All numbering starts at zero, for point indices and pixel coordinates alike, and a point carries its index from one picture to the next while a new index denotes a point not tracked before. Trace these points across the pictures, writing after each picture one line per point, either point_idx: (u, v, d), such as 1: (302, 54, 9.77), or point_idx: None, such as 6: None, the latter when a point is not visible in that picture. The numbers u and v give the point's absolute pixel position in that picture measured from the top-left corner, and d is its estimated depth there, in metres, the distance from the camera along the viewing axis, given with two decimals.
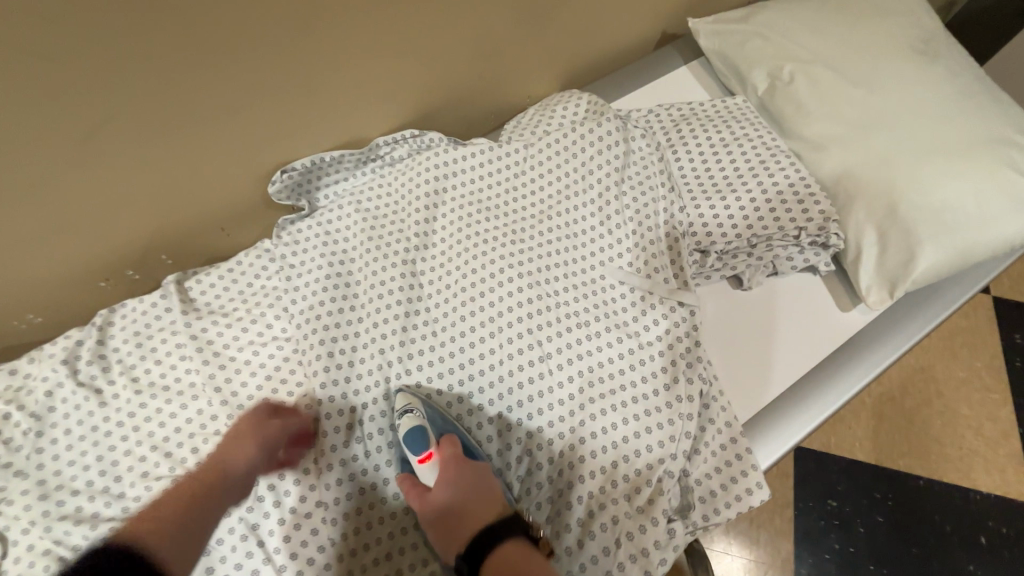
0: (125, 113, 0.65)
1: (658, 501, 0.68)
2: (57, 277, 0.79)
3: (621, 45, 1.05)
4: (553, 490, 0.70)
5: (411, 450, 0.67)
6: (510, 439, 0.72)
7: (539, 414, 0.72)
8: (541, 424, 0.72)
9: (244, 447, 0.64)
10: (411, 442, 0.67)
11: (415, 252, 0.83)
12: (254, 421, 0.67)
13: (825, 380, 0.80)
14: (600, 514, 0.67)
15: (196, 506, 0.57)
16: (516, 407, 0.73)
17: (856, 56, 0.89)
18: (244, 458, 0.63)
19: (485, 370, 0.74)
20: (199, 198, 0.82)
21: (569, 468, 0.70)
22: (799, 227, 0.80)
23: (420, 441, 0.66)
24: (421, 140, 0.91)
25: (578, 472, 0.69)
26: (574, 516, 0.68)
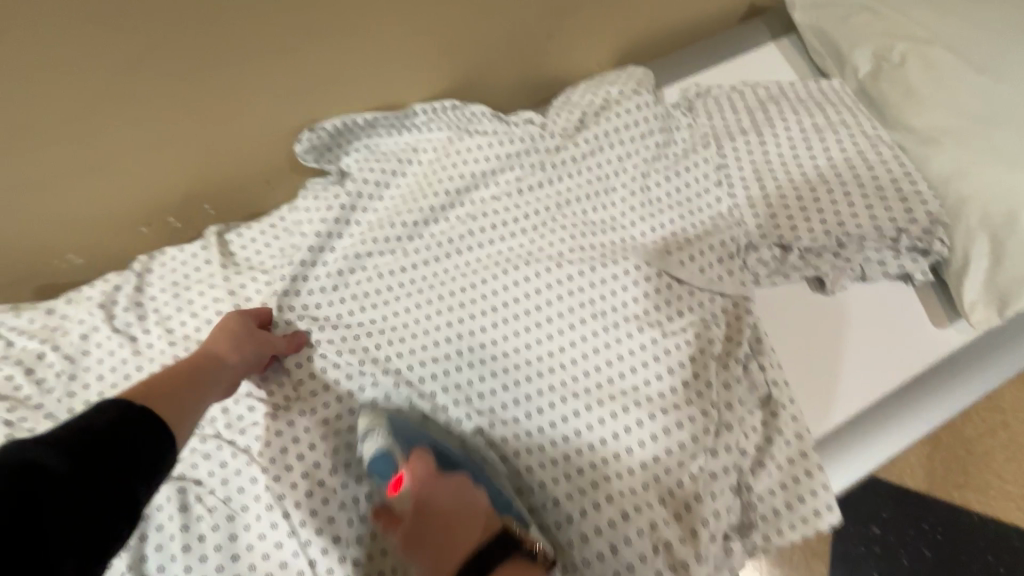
0: (164, 39, 0.61)
1: (699, 509, 0.60)
2: (99, 218, 0.76)
3: (702, 13, 0.95)
4: (572, 487, 0.61)
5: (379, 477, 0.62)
6: (537, 441, 0.64)
7: (543, 424, 0.65)
8: (568, 432, 0.64)
9: (232, 342, 0.65)
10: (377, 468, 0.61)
11: (436, 236, 0.76)
12: (242, 326, 0.67)
13: (905, 404, 0.71)
14: (636, 518, 0.59)
15: (200, 386, 0.59)
16: (516, 421, 0.65)
17: (983, 37, 0.77)
18: (243, 358, 0.65)
19: (492, 375, 0.67)
20: (243, 145, 0.77)
21: (602, 476, 0.61)
22: (899, 228, 0.72)
23: (385, 469, 0.61)
24: (462, 113, 0.81)
25: (611, 470, 0.61)
26: (603, 518, 0.59)
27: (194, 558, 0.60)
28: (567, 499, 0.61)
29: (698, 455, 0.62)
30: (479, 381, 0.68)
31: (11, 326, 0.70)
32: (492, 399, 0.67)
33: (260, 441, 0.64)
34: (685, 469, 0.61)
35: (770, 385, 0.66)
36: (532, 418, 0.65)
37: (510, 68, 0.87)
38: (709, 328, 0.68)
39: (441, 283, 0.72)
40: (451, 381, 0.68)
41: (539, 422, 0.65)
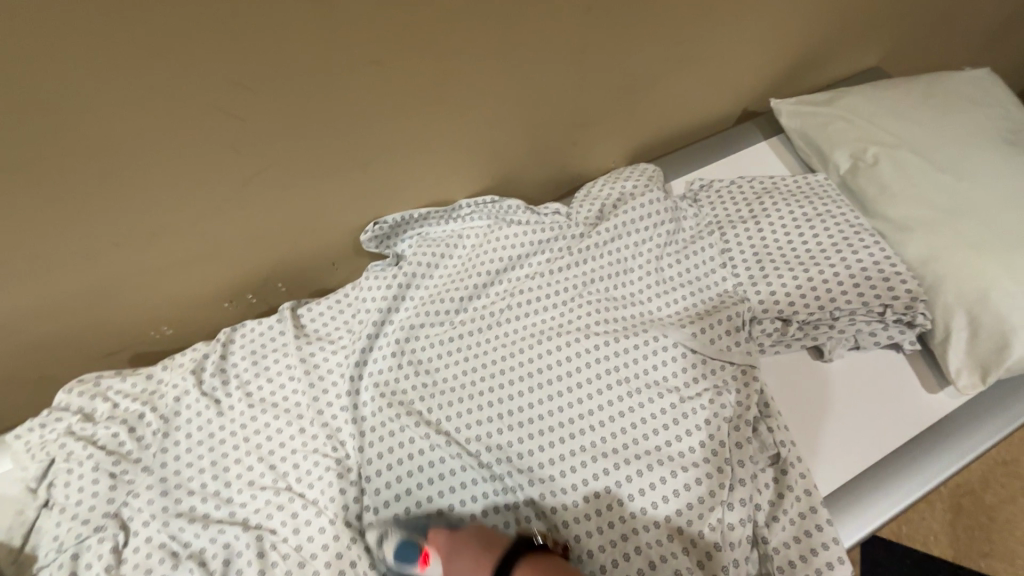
0: (269, 155, 0.76)
1: (719, 556, 0.66)
2: (193, 296, 0.89)
3: (702, 119, 1.12)
4: (604, 540, 0.68)
5: (406, 565, 0.64)
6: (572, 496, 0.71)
7: (577, 481, 0.72)
8: (599, 488, 0.71)
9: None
10: (402, 556, 0.64)
11: (478, 311, 0.88)
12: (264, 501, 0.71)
13: (907, 462, 0.78)
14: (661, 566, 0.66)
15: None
16: (552, 479, 0.73)
17: (943, 144, 0.92)
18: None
19: (531, 436, 0.76)
20: (317, 235, 0.91)
21: (627, 527, 0.69)
22: (884, 304, 0.82)
23: None
24: (501, 206, 0.96)
25: (638, 523, 0.69)
26: (633, 566, 0.67)
27: None
28: (601, 550, 0.68)
29: (716, 507, 0.69)
30: (520, 441, 0.76)
31: (116, 389, 0.81)
32: (530, 458, 0.75)
33: (327, 493, 0.73)
34: (705, 521, 0.68)
35: (780, 445, 0.74)
36: (567, 475, 0.73)
37: (539, 167, 1.02)
38: (722, 394, 0.76)
39: (484, 354, 0.83)
40: (493, 442, 0.77)
41: (571, 481, 0.72)
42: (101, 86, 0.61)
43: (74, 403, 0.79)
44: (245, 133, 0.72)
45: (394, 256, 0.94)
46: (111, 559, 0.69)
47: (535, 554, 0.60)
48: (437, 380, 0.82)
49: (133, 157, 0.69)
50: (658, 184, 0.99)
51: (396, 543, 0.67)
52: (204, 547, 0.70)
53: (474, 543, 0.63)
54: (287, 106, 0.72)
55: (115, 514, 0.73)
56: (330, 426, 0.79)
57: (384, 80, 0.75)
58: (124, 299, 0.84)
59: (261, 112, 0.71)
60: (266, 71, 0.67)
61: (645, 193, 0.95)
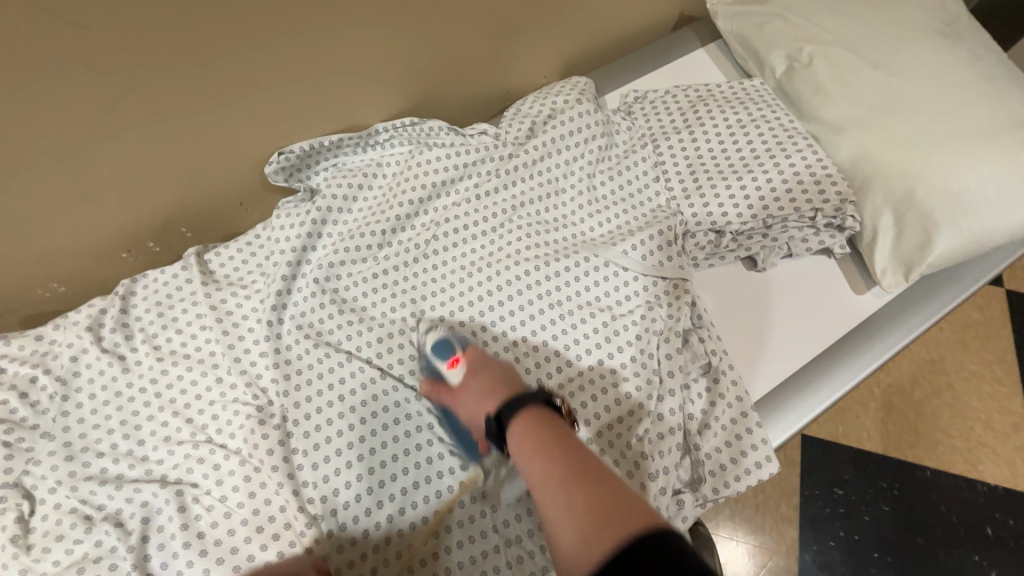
0: (137, 76, 0.66)
1: (646, 466, 0.66)
2: (81, 247, 0.80)
3: (638, 25, 1.04)
4: None
5: (438, 359, 0.67)
6: None
7: None
8: None
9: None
10: (436, 352, 0.68)
11: (402, 243, 0.82)
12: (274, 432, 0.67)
13: (835, 361, 0.79)
14: None
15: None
16: None
17: (878, 39, 0.88)
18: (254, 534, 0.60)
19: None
20: (217, 171, 0.82)
21: None
22: (815, 208, 0.80)
23: (444, 350, 0.67)
24: (421, 128, 0.88)
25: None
26: None
27: (193, 553, 0.63)
28: None
29: (644, 419, 0.69)
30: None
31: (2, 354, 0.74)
32: None
33: (249, 440, 0.69)
34: (636, 433, 0.68)
35: (711, 354, 0.73)
36: None
37: (462, 84, 0.94)
38: (653, 309, 0.75)
39: (413, 288, 0.79)
40: None
41: None
42: None
43: None
44: (94, 48, 0.61)
45: (305, 188, 0.86)
46: (15, 530, 0.64)
47: (537, 417, 0.54)
48: (363, 320, 0.78)
49: None
50: (590, 98, 0.92)
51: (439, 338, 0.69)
52: (120, 508, 0.66)
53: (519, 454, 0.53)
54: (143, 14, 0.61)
55: (16, 484, 0.67)
56: (250, 374, 0.74)
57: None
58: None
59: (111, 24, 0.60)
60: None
61: (575, 107, 0.89)
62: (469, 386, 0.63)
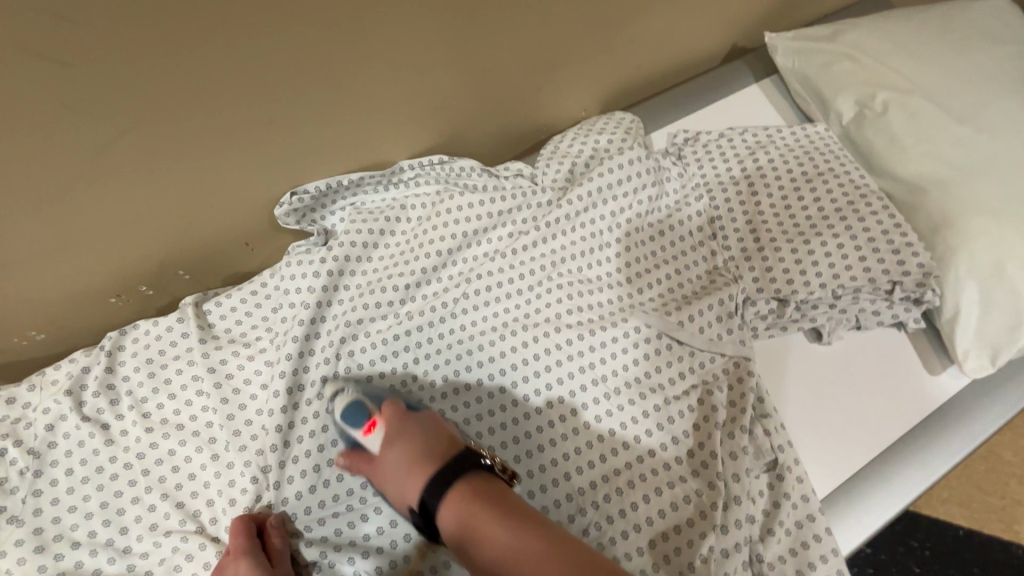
0: (133, 112, 0.57)
1: None
2: (64, 294, 0.71)
3: (687, 58, 0.96)
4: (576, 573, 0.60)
5: (352, 427, 0.62)
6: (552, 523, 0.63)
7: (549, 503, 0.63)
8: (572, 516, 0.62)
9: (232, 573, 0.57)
10: (350, 419, 0.62)
11: (427, 298, 0.73)
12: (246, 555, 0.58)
13: (909, 452, 0.70)
14: None
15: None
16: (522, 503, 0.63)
17: (960, 88, 0.80)
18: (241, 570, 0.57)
19: (496, 451, 0.65)
20: (221, 212, 0.73)
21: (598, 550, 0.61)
22: (893, 281, 0.72)
23: (357, 416, 0.62)
24: (451, 167, 0.79)
25: (620, 552, 0.61)
26: None
27: None
28: None
29: (707, 533, 0.60)
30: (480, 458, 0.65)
31: None
32: None
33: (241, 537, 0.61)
34: (695, 550, 0.60)
35: (778, 450, 0.65)
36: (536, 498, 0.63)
37: (496, 118, 0.85)
38: (712, 393, 0.68)
39: (437, 354, 0.70)
40: None
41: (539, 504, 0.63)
42: None
43: None
44: (85, 81, 0.52)
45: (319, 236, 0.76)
46: None
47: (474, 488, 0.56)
48: (382, 390, 0.69)
49: None
50: (636, 138, 0.84)
51: (351, 400, 0.63)
52: None
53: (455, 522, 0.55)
54: (141, 51, 0.53)
55: None
56: (251, 451, 0.65)
57: (282, 13, 0.56)
58: None
59: (104, 64, 0.52)
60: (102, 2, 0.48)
61: (622, 150, 0.80)
62: (390, 453, 0.59)
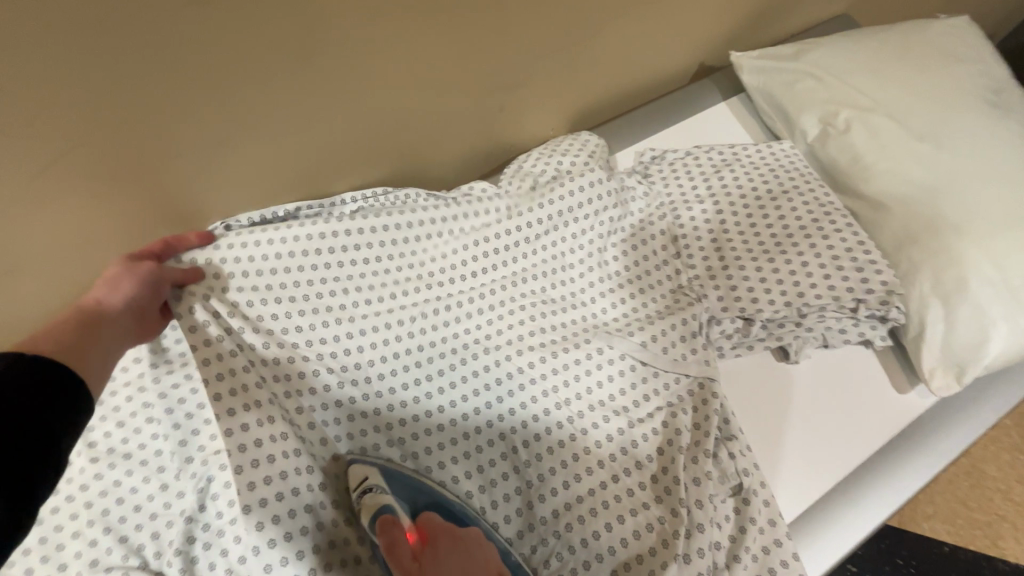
0: (76, 137, 0.56)
1: None
2: (12, 319, 0.69)
3: (654, 77, 0.97)
4: None
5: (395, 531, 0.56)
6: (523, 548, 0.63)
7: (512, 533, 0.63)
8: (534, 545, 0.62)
9: (117, 287, 0.58)
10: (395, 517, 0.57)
11: (374, 317, 0.68)
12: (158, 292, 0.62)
13: (878, 474, 0.69)
14: None
15: (94, 339, 0.55)
16: None
17: (920, 106, 0.80)
18: (123, 291, 0.58)
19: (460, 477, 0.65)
20: (177, 234, 0.72)
21: None
22: (857, 298, 0.72)
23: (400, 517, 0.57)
24: (394, 196, 0.75)
25: None
26: None
27: None
28: None
29: (669, 564, 0.58)
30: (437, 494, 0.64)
31: None
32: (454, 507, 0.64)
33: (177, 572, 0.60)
34: None
35: (743, 474, 0.63)
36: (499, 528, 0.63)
37: (462, 137, 0.85)
38: (677, 416, 0.66)
39: (393, 379, 0.68)
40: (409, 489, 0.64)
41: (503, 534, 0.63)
42: None
43: None
44: (25, 110, 0.51)
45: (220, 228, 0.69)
46: None
47: None
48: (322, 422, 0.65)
49: None
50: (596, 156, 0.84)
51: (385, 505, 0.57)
52: None
53: None
54: (86, 88, 0.52)
55: None
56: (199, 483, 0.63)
57: (230, 38, 0.55)
58: None
59: (47, 103, 0.52)
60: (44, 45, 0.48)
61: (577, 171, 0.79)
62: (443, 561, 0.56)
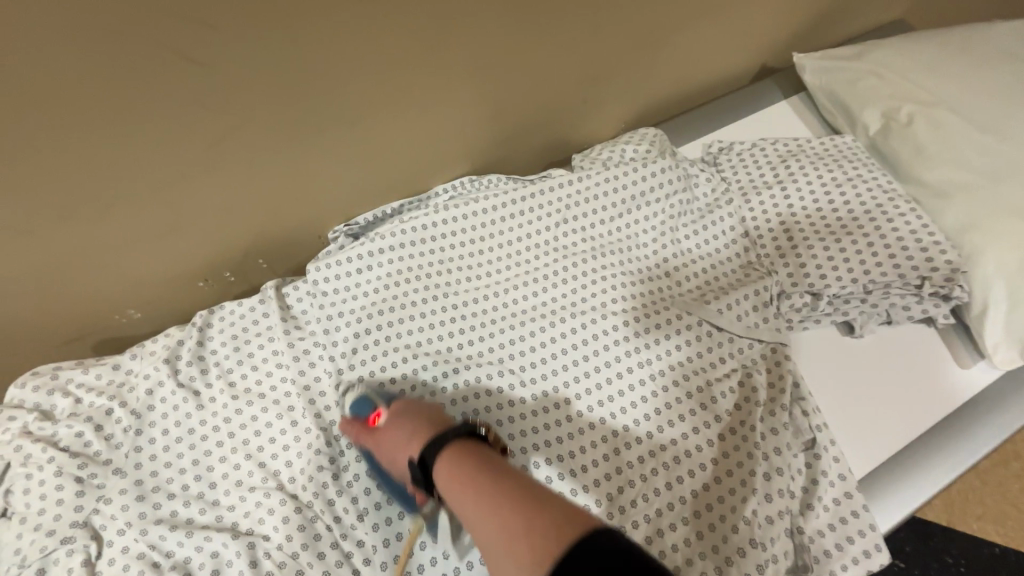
0: (245, 108, 0.65)
1: (754, 554, 0.63)
2: (161, 277, 0.79)
3: (720, 77, 1.04)
4: (632, 540, 0.64)
5: (360, 416, 0.66)
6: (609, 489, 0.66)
7: (599, 476, 0.67)
8: (622, 486, 0.66)
9: None
10: (357, 409, 0.66)
11: (466, 290, 0.79)
12: None
13: (943, 440, 0.74)
14: (695, 567, 0.62)
15: None
16: (562, 479, 0.66)
17: (982, 101, 0.85)
18: None
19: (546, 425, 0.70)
20: (301, 204, 0.81)
21: (647, 519, 0.65)
22: (922, 276, 0.77)
23: (364, 408, 0.66)
24: (480, 184, 0.88)
25: (667, 521, 0.65)
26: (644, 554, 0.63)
27: None
28: None
29: (749, 498, 0.65)
30: (524, 435, 0.69)
31: (78, 383, 0.71)
32: (543, 450, 0.68)
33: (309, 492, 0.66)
34: (738, 514, 0.64)
35: (816, 429, 0.69)
36: (588, 472, 0.67)
37: (545, 127, 0.93)
38: (752, 376, 0.73)
39: (487, 336, 0.76)
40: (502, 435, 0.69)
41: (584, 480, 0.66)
42: (51, 26, 0.51)
43: (29, 400, 0.70)
44: (215, 85, 0.61)
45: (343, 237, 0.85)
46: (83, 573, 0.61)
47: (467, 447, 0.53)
48: (426, 367, 0.73)
49: (83, 112, 0.58)
50: (663, 149, 0.92)
51: (357, 399, 0.67)
52: (188, 556, 0.63)
53: (467, 467, 0.51)
54: (263, 65, 0.62)
55: (86, 523, 0.64)
56: (324, 419, 0.71)
57: (374, 31, 0.65)
58: (83, 281, 0.74)
59: (233, 76, 0.62)
60: (241, 18, 0.57)
61: (648, 159, 0.87)
62: (394, 431, 0.61)
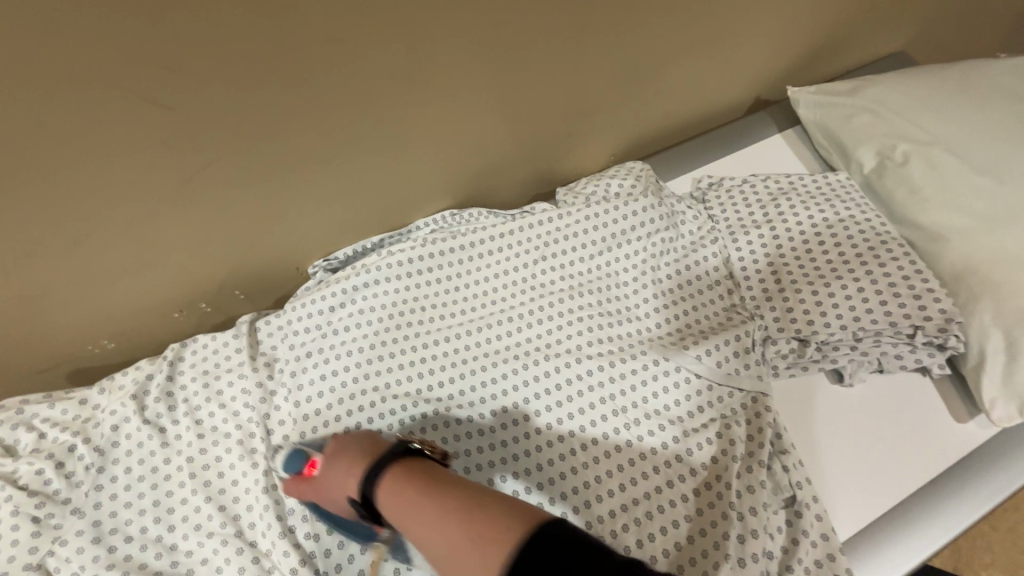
0: (215, 147, 0.65)
1: None
2: (134, 308, 0.79)
3: (712, 110, 1.02)
4: None
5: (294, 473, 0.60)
6: None
7: None
8: None
9: None
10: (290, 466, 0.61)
11: (440, 329, 0.77)
12: None
13: (935, 500, 0.70)
14: None
15: None
16: None
17: (981, 141, 0.82)
18: None
19: (515, 475, 0.67)
20: (278, 237, 0.80)
21: None
22: (914, 326, 0.73)
23: (295, 463, 0.61)
24: (460, 218, 0.86)
25: None
26: None
27: None
28: None
29: (722, 565, 0.61)
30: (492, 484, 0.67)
31: (45, 417, 0.71)
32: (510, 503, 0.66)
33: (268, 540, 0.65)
34: None
35: (797, 487, 0.66)
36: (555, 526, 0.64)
37: (530, 160, 0.92)
38: (730, 427, 0.70)
39: (458, 378, 0.73)
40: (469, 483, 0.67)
41: None
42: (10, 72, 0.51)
43: None
44: (183, 125, 0.61)
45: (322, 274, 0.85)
46: None
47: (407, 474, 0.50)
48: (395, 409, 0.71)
49: (49, 153, 0.58)
50: (649, 184, 0.90)
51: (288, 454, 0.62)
52: None
53: (397, 497, 0.49)
54: (231, 106, 0.62)
55: (40, 565, 0.62)
56: None
57: (345, 70, 0.65)
58: (54, 313, 0.73)
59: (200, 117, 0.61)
60: (204, 58, 0.56)
61: (632, 196, 0.86)
62: (330, 474, 0.57)
